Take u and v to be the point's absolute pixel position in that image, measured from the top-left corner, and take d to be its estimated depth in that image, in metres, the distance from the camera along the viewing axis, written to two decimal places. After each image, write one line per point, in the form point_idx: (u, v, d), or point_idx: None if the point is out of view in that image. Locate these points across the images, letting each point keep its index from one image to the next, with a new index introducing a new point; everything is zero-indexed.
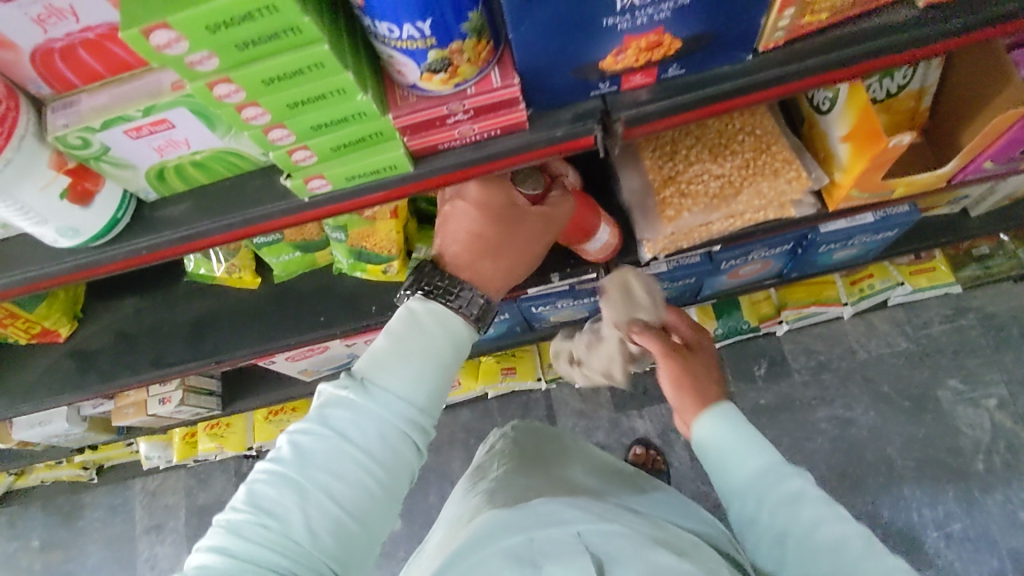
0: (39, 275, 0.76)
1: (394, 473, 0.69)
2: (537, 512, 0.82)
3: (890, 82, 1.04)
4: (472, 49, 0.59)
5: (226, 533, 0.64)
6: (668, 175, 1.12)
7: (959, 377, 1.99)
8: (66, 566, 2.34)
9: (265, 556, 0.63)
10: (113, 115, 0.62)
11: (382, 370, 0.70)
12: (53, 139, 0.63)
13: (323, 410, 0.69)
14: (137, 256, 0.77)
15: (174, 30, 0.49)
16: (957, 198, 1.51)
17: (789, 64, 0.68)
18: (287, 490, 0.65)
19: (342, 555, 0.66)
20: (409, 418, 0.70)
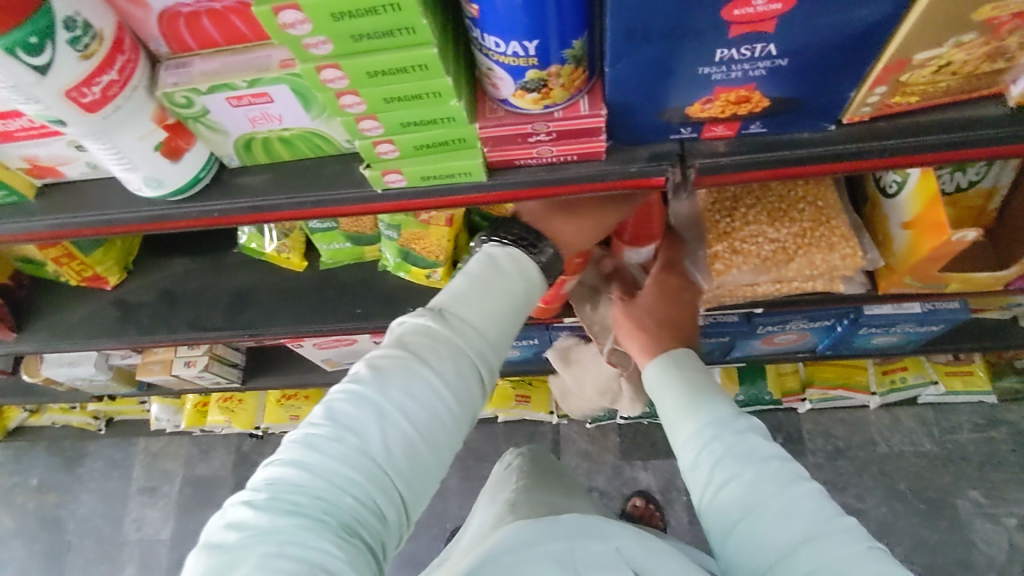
0: (113, 219, 0.80)
1: (464, 405, 0.70)
2: (574, 522, 0.83)
3: (961, 176, 1.04)
4: (568, 76, 0.62)
5: (302, 448, 0.62)
6: (723, 230, 1.11)
7: (980, 489, 1.93)
8: (58, 510, 2.37)
9: (341, 468, 0.61)
10: (221, 82, 0.65)
11: (460, 303, 0.73)
12: (161, 95, 0.66)
13: (400, 339, 0.71)
14: (208, 217, 0.80)
15: (302, 12, 0.52)
16: (1007, 305, 1.48)
17: (871, 140, 0.69)
18: (365, 408, 0.65)
19: (412, 481, 0.65)
20: (482, 350, 0.72)
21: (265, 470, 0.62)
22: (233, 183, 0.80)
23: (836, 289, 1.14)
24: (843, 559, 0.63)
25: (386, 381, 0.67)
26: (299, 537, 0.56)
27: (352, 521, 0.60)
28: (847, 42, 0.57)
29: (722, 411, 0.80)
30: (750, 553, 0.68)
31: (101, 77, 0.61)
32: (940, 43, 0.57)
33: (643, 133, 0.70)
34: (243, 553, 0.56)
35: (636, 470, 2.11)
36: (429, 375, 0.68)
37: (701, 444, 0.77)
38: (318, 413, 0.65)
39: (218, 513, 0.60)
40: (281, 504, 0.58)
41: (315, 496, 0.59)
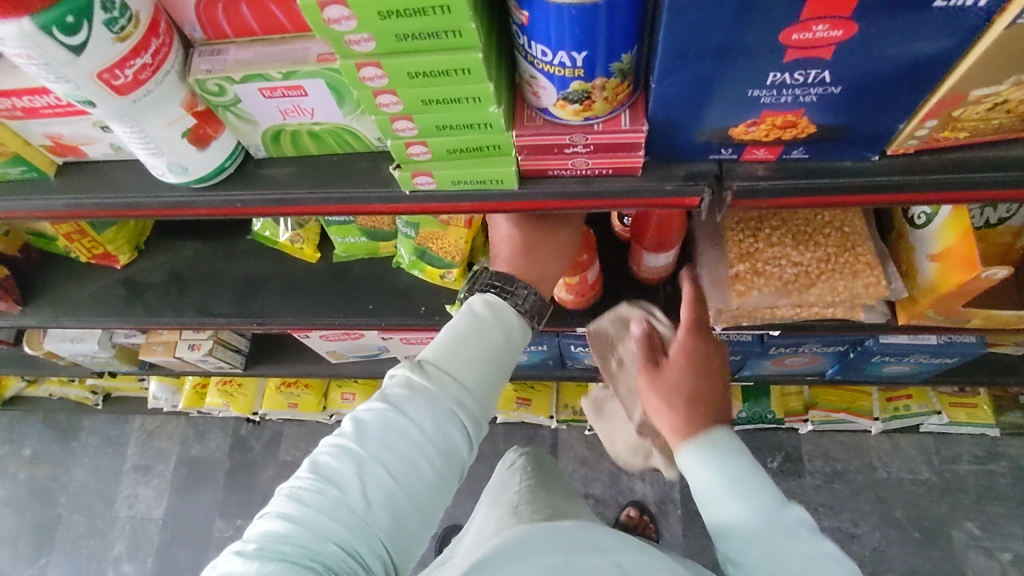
0: (133, 203, 0.78)
1: (449, 454, 0.71)
2: (572, 534, 0.81)
3: (991, 212, 1.03)
4: (612, 89, 0.60)
5: (287, 501, 0.64)
6: (746, 250, 1.10)
7: (977, 522, 1.91)
8: (50, 483, 2.36)
9: (323, 520, 0.63)
10: (255, 72, 0.64)
11: (443, 354, 0.74)
12: (193, 81, 0.65)
13: (382, 392, 0.73)
14: (229, 207, 0.78)
15: (348, 8, 0.51)
16: (1022, 341, 1.46)
17: (913, 173, 0.67)
18: (346, 460, 0.66)
19: (394, 532, 0.66)
20: (467, 400, 0.73)
21: (254, 522, 0.65)
22: (257, 174, 0.78)
23: (856, 317, 1.12)
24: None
25: (367, 434, 0.68)
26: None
27: (335, 570, 0.61)
28: (903, 74, 0.55)
29: (767, 499, 0.79)
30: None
31: (134, 61, 0.59)
32: (999, 81, 0.55)
33: (682, 152, 0.69)
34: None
35: (632, 479, 2.10)
36: (409, 427, 0.69)
37: (746, 540, 0.77)
38: (302, 467, 0.67)
39: (211, 562, 0.62)
40: (267, 554, 0.60)
41: (298, 546, 0.61)
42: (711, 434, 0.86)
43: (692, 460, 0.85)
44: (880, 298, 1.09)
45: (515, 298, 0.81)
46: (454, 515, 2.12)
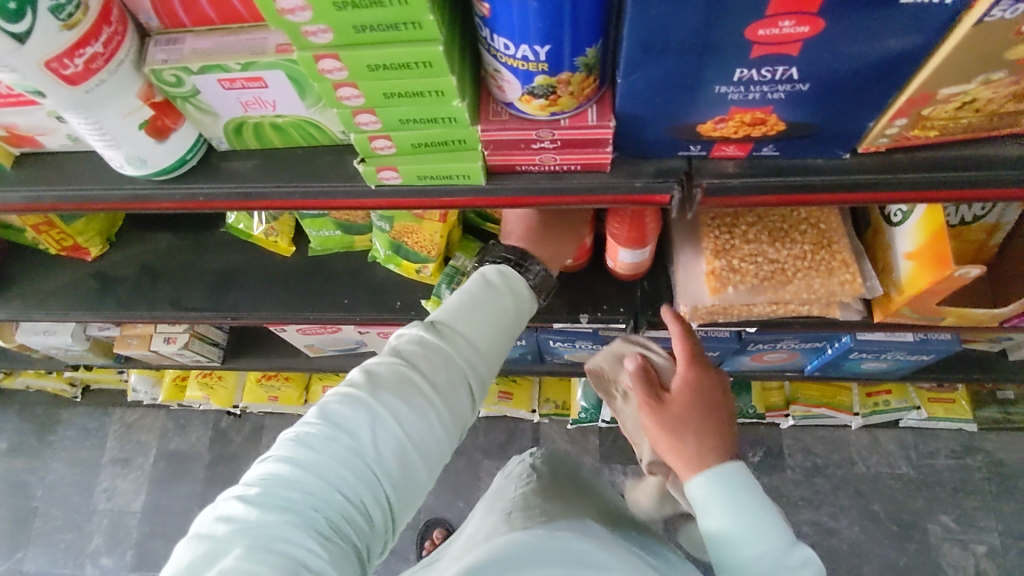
0: (93, 195, 0.76)
1: (456, 415, 0.69)
2: (567, 548, 0.78)
3: (966, 210, 1.03)
4: (578, 84, 0.59)
5: (294, 444, 0.60)
6: (722, 246, 1.09)
7: (953, 515, 1.93)
8: (27, 477, 2.33)
9: (335, 468, 0.59)
10: (213, 63, 0.62)
11: (453, 316, 0.74)
12: (149, 71, 0.63)
13: (393, 346, 0.70)
14: (192, 200, 0.77)
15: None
16: (998, 338, 1.47)
17: (884, 173, 0.66)
18: (360, 407, 0.63)
19: (401, 485, 0.63)
20: (473, 362, 0.73)
21: (252, 468, 0.60)
22: (223, 168, 0.76)
23: (832, 314, 1.12)
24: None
25: (381, 383, 0.66)
26: (289, 533, 0.54)
27: (343, 522, 0.58)
28: (871, 71, 0.54)
29: (778, 540, 0.66)
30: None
31: (84, 50, 0.57)
32: (969, 79, 0.54)
33: (653, 148, 0.68)
34: (227, 550, 0.53)
35: (614, 473, 2.10)
36: (422, 381, 0.67)
37: None
38: (309, 414, 0.63)
39: (207, 506, 0.57)
40: (274, 499, 0.56)
41: (308, 493, 0.57)
42: (717, 468, 0.73)
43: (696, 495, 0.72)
44: (855, 296, 1.09)
45: (529, 273, 0.85)
46: (435, 509, 2.11)
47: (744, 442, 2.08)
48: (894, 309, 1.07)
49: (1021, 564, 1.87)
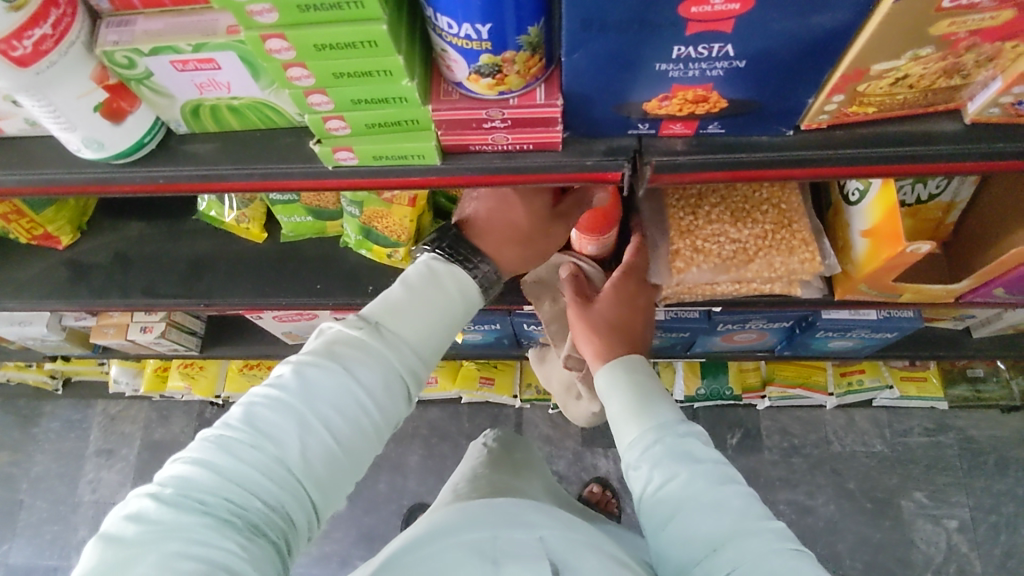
0: (53, 179, 0.77)
1: (387, 419, 0.73)
2: (500, 513, 0.83)
3: (922, 188, 1.05)
4: (523, 63, 0.60)
5: (215, 450, 0.64)
6: (686, 227, 1.11)
7: (926, 491, 1.97)
8: (9, 469, 2.33)
9: (254, 476, 0.63)
10: (163, 44, 0.63)
11: (394, 317, 0.75)
12: (100, 53, 0.64)
13: (330, 345, 0.72)
14: (152, 183, 0.77)
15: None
16: (963, 315, 1.50)
17: (826, 148, 0.68)
18: (287, 415, 0.66)
19: (325, 487, 0.67)
20: (410, 364, 0.75)
21: (172, 466, 0.64)
22: (182, 149, 0.77)
23: (793, 292, 1.14)
24: (765, 554, 0.66)
25: (312, 389, 0.68)
26: (200, 537, 0.58)
27: (258, 525, 0.62)
28: (805, 48, 0.56)
29: (667, 413, 0.80)
30: (678, 554, 0.70)
31: (33, 31, 0.58)
32: (899, 55, 0.56)
33: (603, 128, 0.69)
34: (139, 550, 0.57)
35: (595, 457, 2.13)
36: (356, 387, 0.70)
37: (643, 446, 0.77)
38: (236, 416, 0.66)
39: (119, 504, 0.61)
40: (187, 503, 0.60)
41: (223, 499, 0.61)
42: (624, 359, 0.88)
43: (603, 380, 0.85)
44: (815, 274, 1.11)
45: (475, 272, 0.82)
46: (418, 494, 2.13)
47: (723, 423, 2.12)
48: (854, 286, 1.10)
49: (991, 537, 1.92)
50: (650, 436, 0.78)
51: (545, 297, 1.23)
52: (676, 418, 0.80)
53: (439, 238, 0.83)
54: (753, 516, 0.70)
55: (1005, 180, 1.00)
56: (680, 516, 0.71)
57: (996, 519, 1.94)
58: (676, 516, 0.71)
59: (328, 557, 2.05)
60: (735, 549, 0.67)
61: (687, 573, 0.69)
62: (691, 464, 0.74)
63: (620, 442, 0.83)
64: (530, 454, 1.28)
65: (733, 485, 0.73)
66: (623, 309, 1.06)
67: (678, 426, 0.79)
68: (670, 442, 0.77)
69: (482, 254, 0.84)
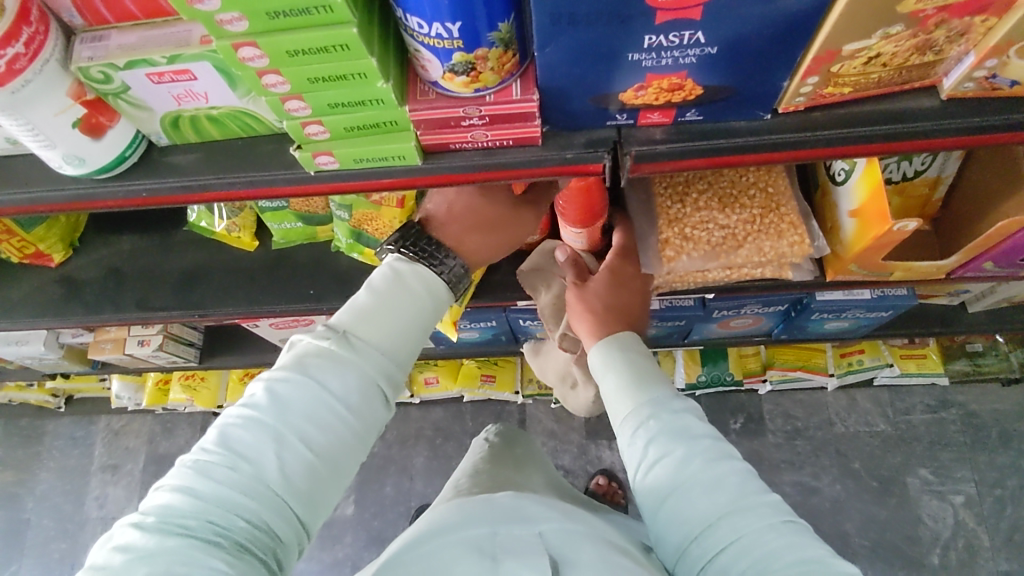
0: (37, 198, 0.77)
1: (366, 425, 0.73)
2: (500, 508, 0.83)
3: (907, 166, 1.05)
4: (497, 59, 0.60)
5: (193, 475, 0.64)
6: (674, 216, 1.11)
7: (930, 468, 1.98)
8: (15, 489, 2.34)
9: (233, 495, 0.64)
10: (138, 57, 0.63)
11: (364, 325, 0.76)
12: (76, 69, 0.64)
13: (300, 360, 0.73)
14: (136, 197, 0.77)
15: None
16: (957, 290, 1.50)
17: (804, 130, 0.68)
18: (261, 432, 0.67)
19: (309, 498, 0.68)
20: (385, 369, 0.76)
21: (153, 497, 0.64)
22: (165, 162, 0.77)
23: (785, 275, 1.14)
24: (761, 530, 0.67)
25: (284, 405, 0.69)
26: (184, 558, 0.59)
27: (244, 542, 0.62)
28: (775, 31, 0.56)
29: (662, 392, 0.81)
30: (676, 531, 0.71)
31: (7, 49, 0.58)
32: (869, 34, 0.56)
33: (583, 120, 0.70)
34: None
35: (600, 449, 2.14)
36: (329, 397, 0.71)
37: (638, 422, 0.78)
38: (212, 439, 0.67)
39: (103, 537, 0.62)
40: (169, 528, 0.61)
41: (205, 521, 0.62)
42: (620, 339, 0.90)
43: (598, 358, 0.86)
44: (805, 256, 1.12)
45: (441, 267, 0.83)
46: (425, 495, 2.14)
47: (725, 410, 2.12)
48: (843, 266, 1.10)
49: (997, 511, 1.92)
50: (647, 413, 0.79)
51: (543, 286, 1.21)
52: (672, 396, 0.81)
53: (406, 232, 0.85)
54: (749, 491, 0.70)
55: (989, 153, 1.00)
56: (677, 492, 0.72)
57: (1002, 492, 1.94)
58: (673, 492, 0.72)
59: (338, 561, 2.06)
60: (730, 525, 0.68)
61: (684, 550, 0.70)
62: (686, 440, 0.75)
63: (615, 419, 0.84)
64: (531, 447, 1.29)
65: (729, 462, 0.73)
66: (617, 289, 1.05)
67: (672, 403, 0.80)
68: (666, 419, 0.78)
69: (449, 251, 0.85)
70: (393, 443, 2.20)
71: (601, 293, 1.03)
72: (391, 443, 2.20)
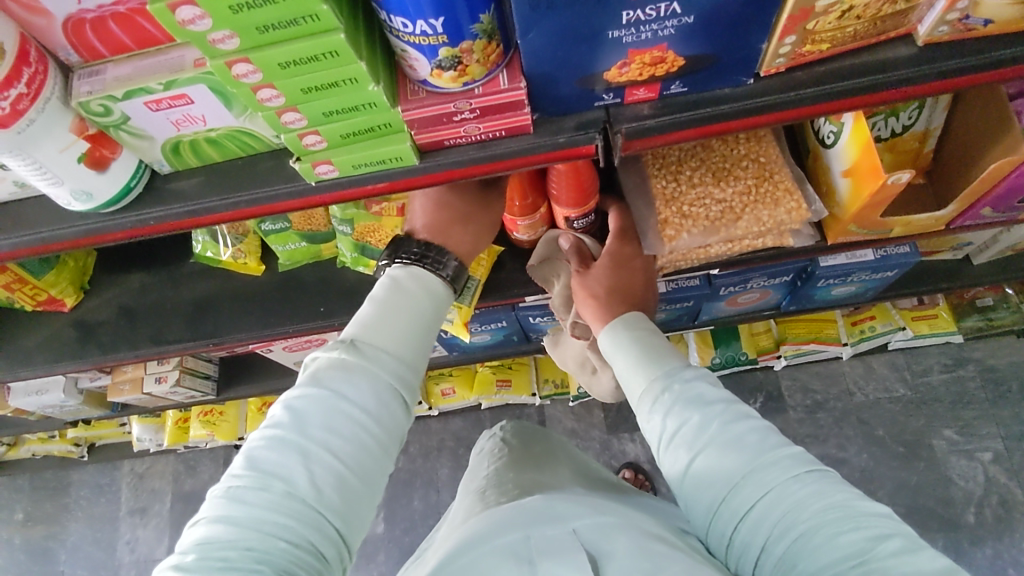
0: (48, 237, 0.79)
1: (388, 430, 0.74)
2: (533, 513, 0.84)
3: (895, 122, 1.07)
4: (482, 51, 0.62)
5: (227, 503, 0.66)
6: (671, 194, 1.12)
7: (955, 428, 1.97)
8: (47, 542, 2.35)
9: (268, 517, 0.65)
10: (135, 86, 0.65)
11: (371, 332, 0.78)
12: (76, 105, 0.66)
13: (315, 374, 0.75)
14: (144, 227, 0.79)
15: (198, 6, 0.52)
16: (959, 243, 1.52)
17: (787, 91, 0.70)
18: (287, 450, 0.69)
19: (345, 511, 0.69)
20: (398, 373, 0.77)
21: (189, 535, 0.65)
22: (168, 189, 0.79)
23: (785, 242, 1.15)
24: (785, 483, 0.68)
25: (306, 421, 0.71)
26: None
27: (287, 564, 0.63)
28: None
29: (672, 362, 0.82)
30: (704, 497, 0.72)
31: (9, 91, 0.60)
32: None
33: (572, 103, 0.71)
34: None
35: (623, 442, 2.14)
36: (349, 406, 0.72)
37: (653, 398, 0.79)
38: (240, 465, 0.68)
39: None
40: (209, 562, 0.61)
41: (244, 548, 0.62)
42: (624, 317, 0.91)
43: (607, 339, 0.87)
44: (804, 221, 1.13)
45: (439, 266, 0.87)
46: None
47: (744, 390, 2.13)
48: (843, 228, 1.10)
49: None
50: (660, 388, 0.79)
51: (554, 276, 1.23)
52: (682, 365, 0.82)
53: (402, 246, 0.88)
54: (770, 447, 0.71)
55: (970, 100, 1.01)
56: (699, 459, 0.73)
57: None
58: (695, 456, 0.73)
59: None
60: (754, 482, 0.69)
61: (714, 515, 0.71)
62: (701, 406, 0.76)
63: (633, 396, 0.85)
64: (550, 440, 1.30)
65: (745, 420, 0.74)
66: (619, 272, 1.08)
67: (682, 372, 0.81)
68: (677, 390, 0.78)
69: (446, 252, 0.88)
70: (417, 457, 2.22)
71: (603, 277, 1.06)
72: (415, 457, 2.22)
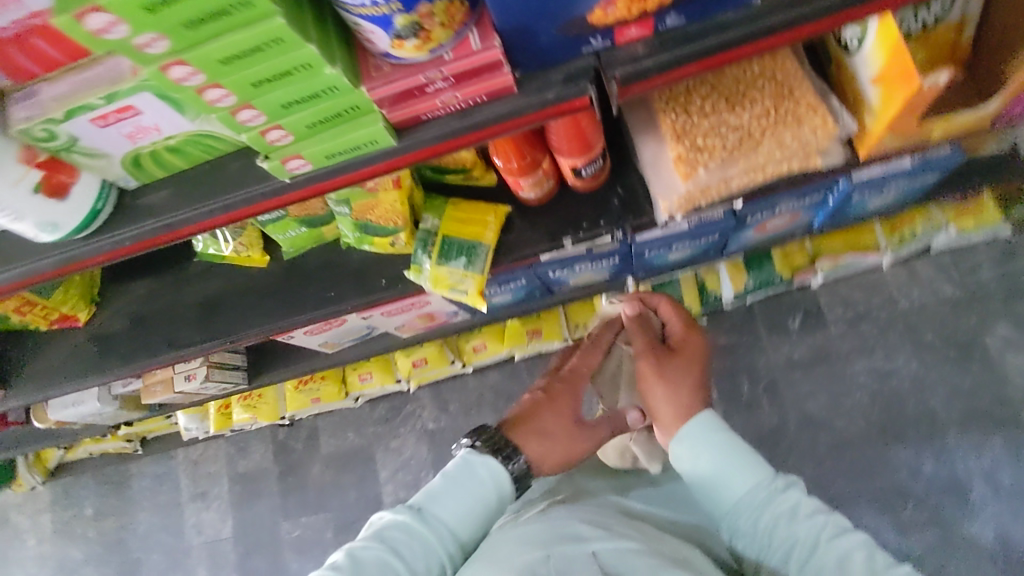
0: (28, 272, 0.74)
1: None
2: (550, 527, 0.76)
3: (926, 14, 0.94)
4: (444, 12, 0.55)
5: None
6: (681, 128, 1.02)
7: (1009, 323, 1.79)
8: (119, 533, 2.44)
9: None
10: (75, 105, 0.58)
11: None
12: (17, 133, 0.60)
13: None
14: (123, 248, 0.74)
15: (107, 11, 0.47)
16: (1006, 137, 1.39)
17: (799, 6, 0.61)
18: None
19: None
20: None
21: None
22: (140, 205, 0.74)
23: (812, 164, 1.06)
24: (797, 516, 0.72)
25: None
26: None
27: None
28: None
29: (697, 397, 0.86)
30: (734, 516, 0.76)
31: None
32: None
33: (557, 52, 0.63)
34: None
35: None
36: None
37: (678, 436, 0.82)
38: None
39: None
40: None
41: None
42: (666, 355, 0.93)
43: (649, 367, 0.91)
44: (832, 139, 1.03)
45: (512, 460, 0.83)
46: None
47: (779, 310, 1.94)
48: (875, 139, 1.01)
49: None
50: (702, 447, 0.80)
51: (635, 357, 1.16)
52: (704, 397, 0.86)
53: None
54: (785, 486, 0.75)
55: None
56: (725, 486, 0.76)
57: None
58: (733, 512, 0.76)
59: None
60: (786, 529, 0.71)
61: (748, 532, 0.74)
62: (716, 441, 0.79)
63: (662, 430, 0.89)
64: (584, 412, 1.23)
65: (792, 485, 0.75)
66: (690, 366, 0.90)
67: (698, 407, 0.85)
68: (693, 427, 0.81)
69: (519, 448, 0.85)
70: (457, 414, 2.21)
71: (671, 375, 0.89)
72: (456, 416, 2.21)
